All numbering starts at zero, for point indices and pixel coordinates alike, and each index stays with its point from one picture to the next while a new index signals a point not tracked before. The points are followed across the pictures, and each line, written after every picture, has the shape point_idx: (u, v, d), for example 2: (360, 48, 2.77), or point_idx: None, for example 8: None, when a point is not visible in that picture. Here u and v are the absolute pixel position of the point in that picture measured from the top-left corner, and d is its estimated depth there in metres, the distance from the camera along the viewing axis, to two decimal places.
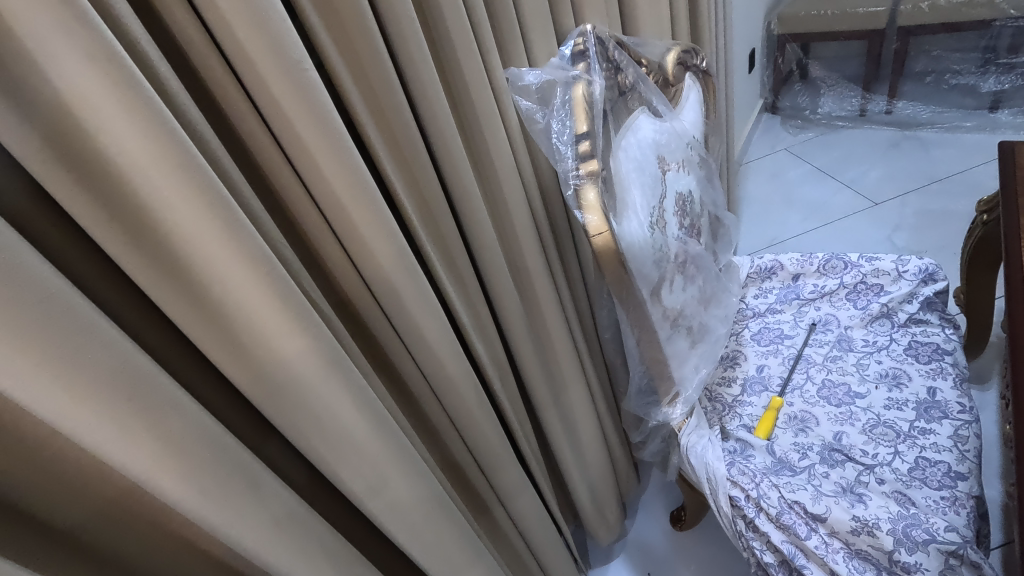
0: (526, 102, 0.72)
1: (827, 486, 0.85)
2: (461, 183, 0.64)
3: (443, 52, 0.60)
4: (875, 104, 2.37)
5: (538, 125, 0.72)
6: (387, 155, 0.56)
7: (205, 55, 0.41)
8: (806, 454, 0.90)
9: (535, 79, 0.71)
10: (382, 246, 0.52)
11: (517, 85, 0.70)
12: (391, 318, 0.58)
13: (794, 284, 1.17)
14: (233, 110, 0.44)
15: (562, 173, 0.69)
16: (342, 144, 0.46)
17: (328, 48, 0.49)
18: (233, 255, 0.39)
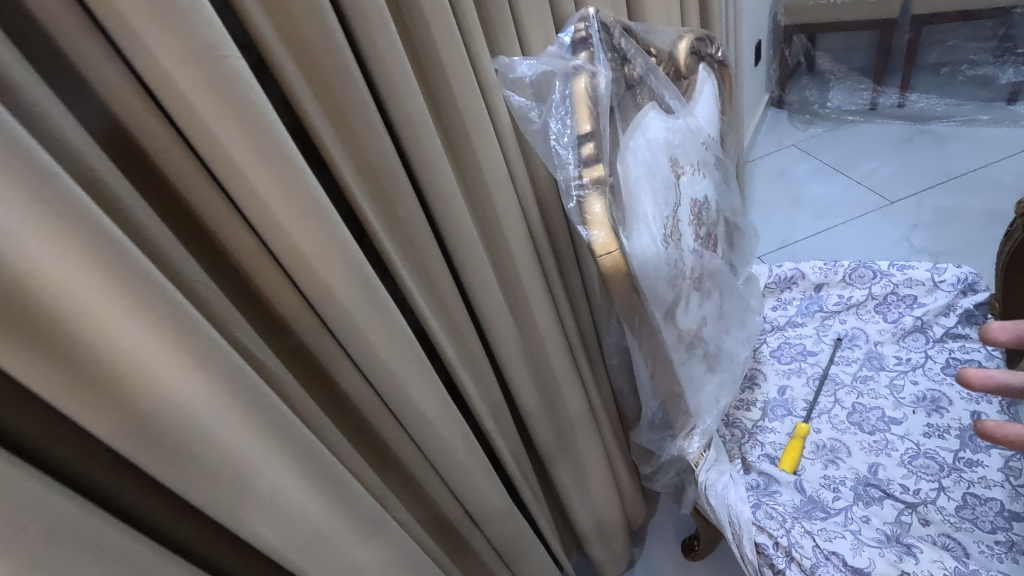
0: (519, 97, 0.61)
1: (866, 532, 0.75)
2: (442, 197, 0.54)
3: (417, 40, 0.50)
4: (887, 97, 2.26)
5: (534, 125, 0.62)
6: (350, 166, 0.46)
7: (87, 46, 0.31)
8: (839, 492, 0.80)
9: (529, 70, 0.61)
10: (337, 277, 0.42)
11: (508, 77, 0.60)
12: (357, 363, 0.48)
13: (817, 295, 1.07)
14: (132, 115, 0.34)
15: (563, 182, 0.59)
16: (279, 151, 0.37)
17: (264, 31, 0.38)
18: (131, 312, 0.31)
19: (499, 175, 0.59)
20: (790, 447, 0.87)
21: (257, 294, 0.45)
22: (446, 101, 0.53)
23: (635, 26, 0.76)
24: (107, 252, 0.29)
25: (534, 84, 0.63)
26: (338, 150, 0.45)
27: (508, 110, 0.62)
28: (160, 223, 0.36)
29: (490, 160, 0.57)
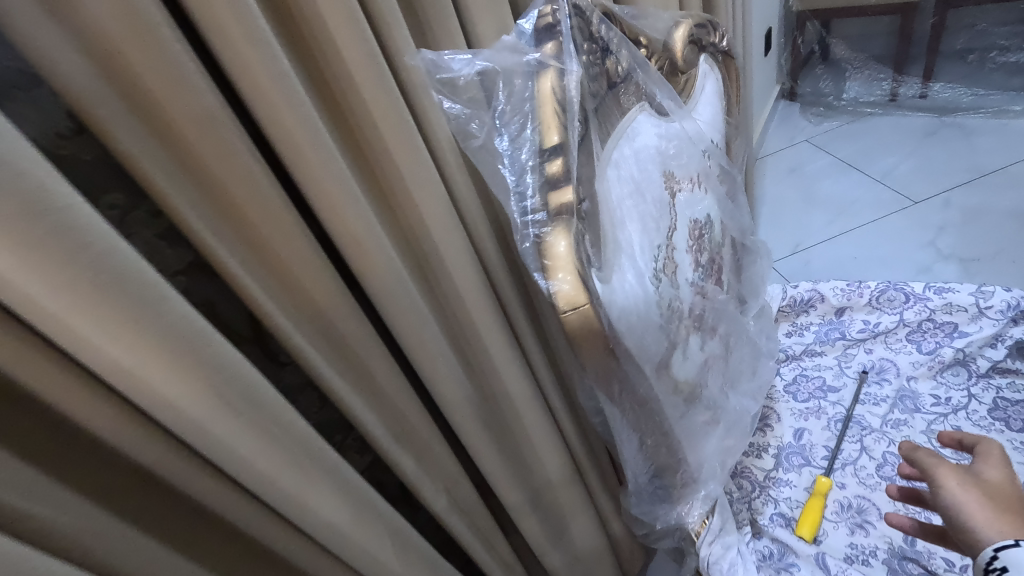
0: (456, 104, 0.48)
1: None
2: (353, 238, 0.41)
3: (305, 34, 0.37)
4: (909, 87, 2.09)
5: (476, 141, 0.49)
6: (202, 211, 0.35)
7: None
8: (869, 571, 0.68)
9: (466, 67, 0.46)
10: (159, 361, 0.31)
11: (439, 77, 0.46)
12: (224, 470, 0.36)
13: (839, 321, 0.94)
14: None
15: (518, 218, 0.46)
16: (38, 200, 0.25)
17: (8, 3, 0.25)
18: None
19: (433, 199, 0.45)
20: (809, 507, 0.74)
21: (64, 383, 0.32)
22: (355, 111, 0.40)
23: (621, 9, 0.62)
24: None
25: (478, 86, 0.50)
26: (164, 169, 0.33)
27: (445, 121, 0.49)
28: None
29: (418, 181, 0.44)
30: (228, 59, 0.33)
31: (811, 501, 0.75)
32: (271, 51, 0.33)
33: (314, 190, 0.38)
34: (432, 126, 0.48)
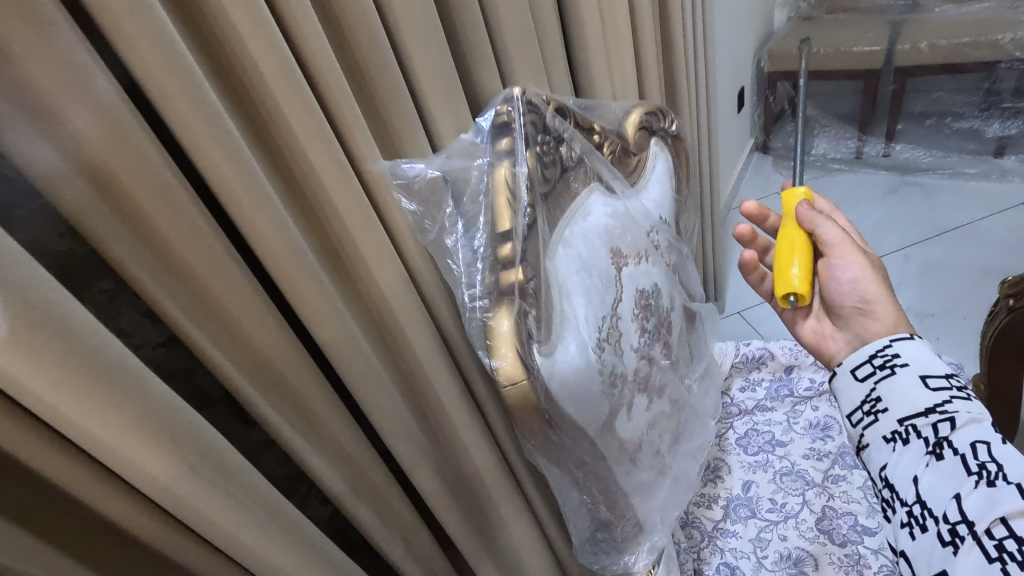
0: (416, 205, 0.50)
1: (961, 569, 0.52)
2: (320, 320, 0.44)
3: (287, 157, 0.41)
4: (873, 146, 2.18)
5: (428, 237, 0.51)
6: (230, 359, 0.41)
7: None
8: (923, 520, 0.56)
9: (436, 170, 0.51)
10: (154, 457, 0.33)
11: (402, 181, 0.48)
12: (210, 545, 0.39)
13: (788, 378, 0.99)
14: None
15: (464, 297, 0.52)
16: (51, 326, 0.28)
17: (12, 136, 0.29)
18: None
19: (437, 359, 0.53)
20: (783, 232, 0.74)
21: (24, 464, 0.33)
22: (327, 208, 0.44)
23: (574, 103, 0.69)
24: None
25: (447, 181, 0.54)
26: (142, 264, 0.34)
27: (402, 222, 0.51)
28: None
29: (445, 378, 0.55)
30: (205, 169, 0.35)
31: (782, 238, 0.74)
32: (240, 152, 0.36)
33: (333, 349, 0.46)
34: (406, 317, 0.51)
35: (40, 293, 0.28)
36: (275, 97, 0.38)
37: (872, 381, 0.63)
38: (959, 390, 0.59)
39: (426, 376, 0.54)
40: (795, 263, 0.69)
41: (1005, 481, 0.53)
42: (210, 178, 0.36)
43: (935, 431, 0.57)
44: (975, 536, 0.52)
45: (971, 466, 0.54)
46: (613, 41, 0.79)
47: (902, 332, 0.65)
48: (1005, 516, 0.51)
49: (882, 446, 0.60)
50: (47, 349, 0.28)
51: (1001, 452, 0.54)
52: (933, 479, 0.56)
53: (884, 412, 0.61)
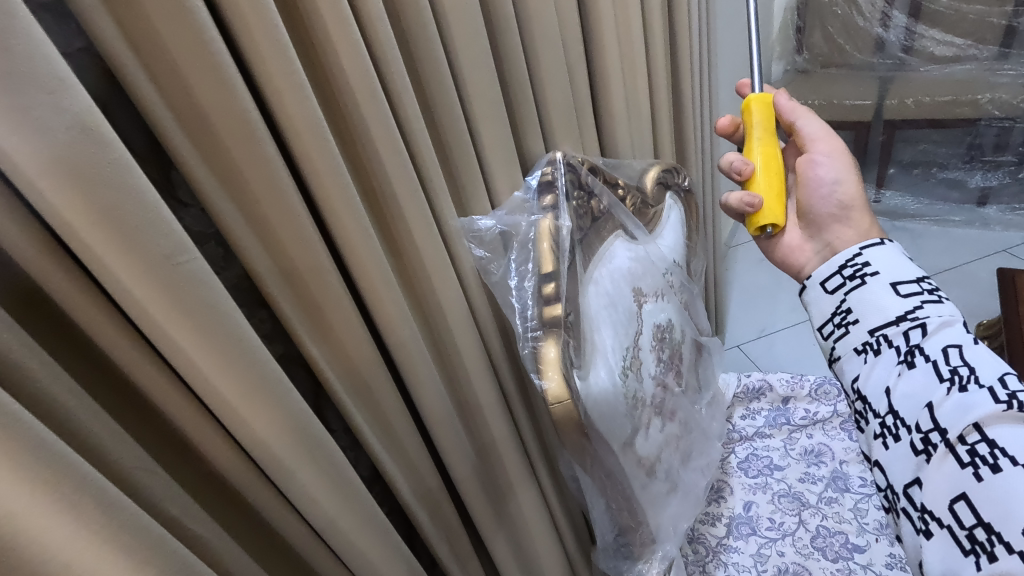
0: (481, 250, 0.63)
1: (935, 477, 0.57)
2: (399, 339, 0.54)
3: (383, 208, 0.52)
4: (864, 193, 2.26)
5: (494, 277, 0.63)
6: (331, 367, 0.51)
7: (51, 274, 0.32)
8: (897, 432, 0.60)
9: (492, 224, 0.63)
10: (286, 443, 0.42)
11: (470, 230, 0.62)
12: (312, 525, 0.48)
13: (784, 408, 1.08)
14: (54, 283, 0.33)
15: (520, 327, 0.61)
16: (235, 340, 0.38)
17: (213, 196, 0.40)
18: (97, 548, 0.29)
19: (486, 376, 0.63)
20: (766, 137, 0.72)
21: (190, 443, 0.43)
22: (408, 248, 0.54)
23: (602, 163, 0.79)
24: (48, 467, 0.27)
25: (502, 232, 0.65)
26: (281, 291, 0.46)
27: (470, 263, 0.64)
28: (80, 390, 0.34)
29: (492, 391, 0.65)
30: (331, 218, 0.46)
31: (749, 152, 0.72)
32: (358, 207, 0.47)
33: (407, 362, 0.56)
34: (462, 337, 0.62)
35: (232, 319, 0.37)
36: (383, 163, 0.49)
37: (841, 292, 0.67)
38: (929, 294, 0.63)
39: (474, 388, 0.65)
40: (768, 176, 0.70)
41: (977, 385, 0.56)
42: (334, 225, 0.47)
43: (906, 340, 0.61)
44: (949, 444, 0.56)
45: (943, 373, 0.58)
46: (633, 105, 0.91)
47: (873, 238, 0.69)
48: (980, 424, 0.55)
49: (856, 357, 0.65)
50: (234, 359, 0.38)
51: (972, 356, 0.58)
52: (906, 388, 0.60)
53: (855, 324, 0.65)
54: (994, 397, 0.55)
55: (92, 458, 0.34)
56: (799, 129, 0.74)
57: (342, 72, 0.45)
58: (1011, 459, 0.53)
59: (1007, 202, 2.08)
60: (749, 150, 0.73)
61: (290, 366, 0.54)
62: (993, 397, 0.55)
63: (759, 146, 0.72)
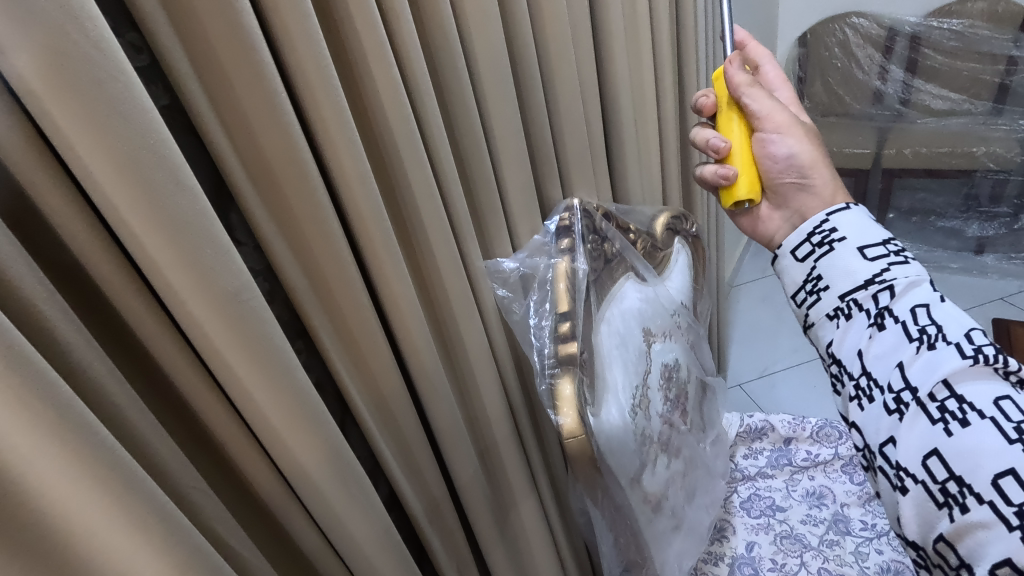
0: (503, 290, 0.68)
1: (909, 435, 0.54)
2: (422, 369, 0.58)
3: (416, 245, 0.56)
4: None
5: (515, 315, 0.68)
6: (361, 394, 0.54)
7: (129, 300, 0.36)
8: (871, 393, 0.57)
9: (514, 266, 0.69)
10: (320, 467, 0.45)
11: (495, 272, 0.67)
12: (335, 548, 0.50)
13: (786, 449, 1.11)
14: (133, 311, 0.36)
15: (539, 363, 0.64)
16: (283, 368, 0.41)
17: (270, 235, 0.44)
18: (145, 552, 0.33)
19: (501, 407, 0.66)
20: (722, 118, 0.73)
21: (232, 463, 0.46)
22: (435, 282, 0.58)
23: (615, 208, 0.84)
24: (113, 474, 0.31)
25: (522, 276, 0.70)
26: (322, 322, 0.49)
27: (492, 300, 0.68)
28: (146, 409, 0.38)
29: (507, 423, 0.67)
30: (370, 257, 0.50)
31: (727, 132, 0.71)
32: (394, 245, 0.51)
33: (429, 393, 0.59)
34: (480, 369, 0.65)
35: (282, 348, 0.41)
36: (417, 205, 0.54)
37: (812, 259, 0.63)
38: (897, 255, 0.59)
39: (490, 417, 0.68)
40: (745, 148, 0.70)
41: (945, 342, 0.54)
42: (371, 261, 0.51)
43: (876, 300, 0.58)
44: (920, 403, 0.53)
45: (911, 333, 0.55)
46: (645, 151, 0.96)
47: (839, 203, 0.65)
48: (948, 381, 0.52)
49: (828, 324, 0.62)
50: (282, 385, 0.41)
51: (940, 314, 0.55)
52: (878, 350, 0.57)
53: (825, 291, 0.62)
54: (961, 352, 0.53)
55: (153, 473, 0.37)
56: (746, 106, 0.69)
57: (386, 122, 0.49)
58: (980, 413, 0.50)
59: (1005, 251, 2.05)
60: (726, 124, 0.72)
61: (321, 392, 0.57)
62: (961, 353, 0.53)
63: (736, 128, 0.71)
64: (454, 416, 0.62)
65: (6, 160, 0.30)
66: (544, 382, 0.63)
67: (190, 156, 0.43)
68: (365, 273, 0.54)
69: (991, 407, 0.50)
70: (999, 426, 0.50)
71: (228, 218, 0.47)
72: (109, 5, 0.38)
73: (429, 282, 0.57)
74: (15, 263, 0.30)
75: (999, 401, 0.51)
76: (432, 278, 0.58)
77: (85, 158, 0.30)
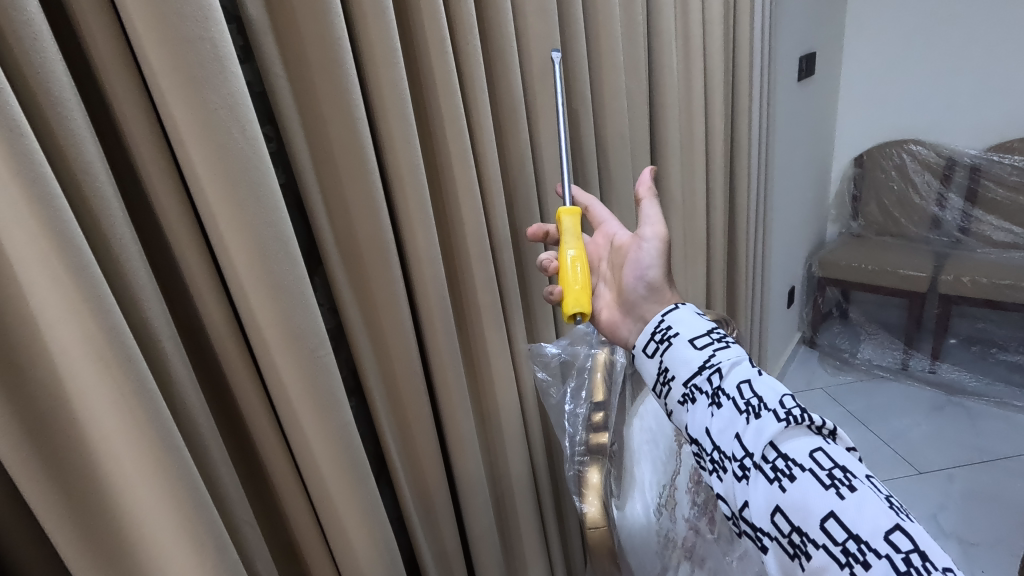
0: (542, 373, 0.72)
1: (754, 496, 0.46)
2: (457, 435, 0.61)
3: (468, 318, 0.61)
4: (918, 361, 2.03)
5: (551, 398, 0.71)
6: (398, 451, 0.57)
7: (226, 341, 0.41)
8: (722, 464, 0.49)
9: (556, 350, 0.72)
10: (354, 518, 0.48)
11: (537, 355, 0.72)
12: None
13: None
14: (227, 355, 0.42)
15: (571, 447, 0.66)
16: (338, 420, 0.45)
17: (348, 297, 0.50)
18: (185, 550, 0.35)
19: None
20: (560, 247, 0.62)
21: (277, 502, 0.50)
22: (481, 354, 0.63)
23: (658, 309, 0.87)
24: (184, 494, 0.35)
25: (561, 362, 0.72)
26: (377, 380, 0.54)
27: (533, 381, 0.74)
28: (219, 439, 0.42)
29: None
30: (427, 326, 0.56)
31: (561, 250, 0.59)
32: (448, 319, 0.56)
33: (460, 460, 0.62)
34: (511, 442, 0.68)
35: (339, 401, 0.45)
36: (474, 286, 0.59)
37: (659, 354, 0.56)
38: (722, 341, 0.54)
39: (516, 490, 0.70)
40: (578, 261, 0.57)
41: (768, 410, 0.48)
42: (427, 330, 0.56)
43: (710, 383, 0.51)
44: (755, 464, 0.46)
45: (739, 405, 0.49)
46: (691, 253, 1.02)
47: (670, 305, 0.61)
48: (773, 441, 0.46)
49: (679, 412, 0.53)
50: (334, 435, 0.45)
51: (762, 386, 0.49)
52: (717, 427, 0.49)
53: (673, 380, 0.54)
54: (776, 415, 0.47)
55: (215, 498, 0.41)
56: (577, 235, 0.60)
57: (458, 208, 0.56)
58: (802, 465, 0.45)
59: None
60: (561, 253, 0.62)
61: (364, 447, 0.61)
62: (776, 414, 0.47)
63: (569, 244, 0.58)
64: (479, 486, 0.64)
65: (163, 220, 0.38)
66: (570, 469, 0.66)
67: (294, 224, 0.51)
68: (419, 341, 0.59)
69: (808, 458, 0.45)
70: (817, 475, 0.44)
71: (313, 278, 0.53)
72: (257, 105, 0.47)
73: (478, 350, 0.63)
74: (152, 303, 0.36)
75: (815, 451, 0.45)
76: (477, 349, 0.63)
77: (221, 226, 0.37)
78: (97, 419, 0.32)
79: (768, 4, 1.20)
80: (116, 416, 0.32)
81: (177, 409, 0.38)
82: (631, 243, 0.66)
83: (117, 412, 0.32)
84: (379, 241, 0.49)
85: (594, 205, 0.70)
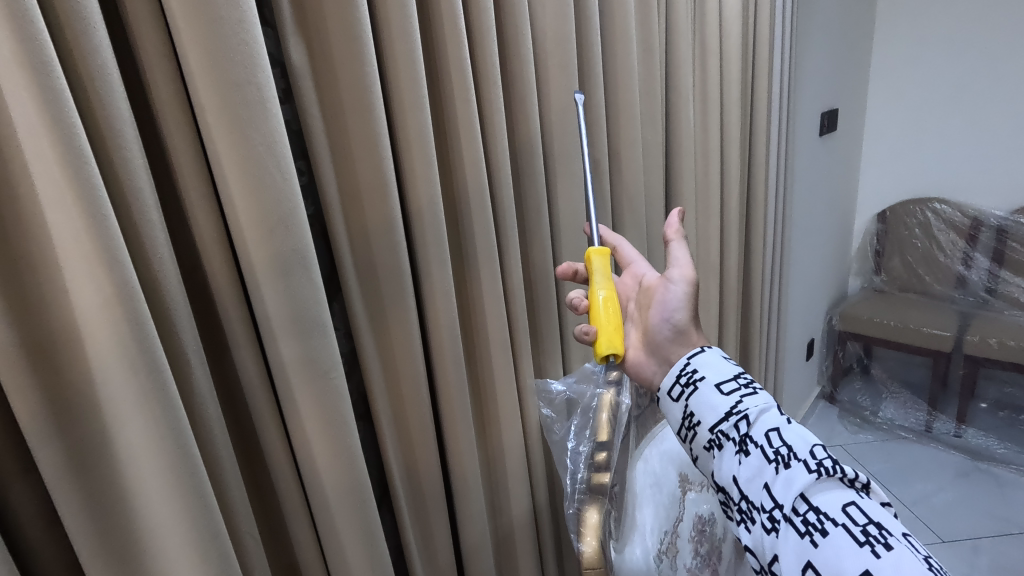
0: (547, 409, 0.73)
1: (784, 550, 0.46)
2: (461, 465, 0.62)
3: (478, 350, 0.63)
4: (943, 424, 1.97)
5: (555, 435, 0.72)
6: (402, 478, 0.58)
7: (245, 360, 0.44)
8: (750, 515, 0.49)
9: (561, 387, 0.71)
10: (354, 540, 0.49)
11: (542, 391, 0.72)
12: None
13: None
14: (246, 373, 0.44)
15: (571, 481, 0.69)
16: (344, 442, 0.47)
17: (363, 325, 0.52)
18: (190, 556, 0.37)
19: None
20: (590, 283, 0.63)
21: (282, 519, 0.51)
22: (489, 387, 0.65)
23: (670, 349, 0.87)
24: (194, 502, 0.37)
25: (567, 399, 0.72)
26: (385, 407, 0.55)
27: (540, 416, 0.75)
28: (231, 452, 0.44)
29: None
30: (437, 356, 0.58)
31: (592, 291, 0.60)
32: (458, 351, 0.58)
33: (462, 491, 0.63)
34: (513, 476, 0.69)
35: (347, 424, 0.47)
36: (486, 320, 0.61)
37: (684, 398, 0.57)
38: (748, 387, 0.55)
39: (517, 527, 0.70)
40: (609, 302, 0.58)
41: (797, 460, 0.48)
42: (437, 359, 0.58)
43: (737, 430, 0.52)
44: (786, 517, 0.47)
45: (767, 454, 0.49)
46: (704, 299, 1.03)
47: (697, 348, 0.62)
48: (804, 492, 0.47)
49: (705, 458, 0.54)
50: (340, 457, 0.47)
51: (791, 435, 0.50)
52: (744, 476, 0.50)
53: (698, 425, 0.55)
54: (806, 466, 0.47)
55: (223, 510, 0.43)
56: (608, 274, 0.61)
57: (473, 243, 0.59)
58: (835, 519, 0.45)
59: None
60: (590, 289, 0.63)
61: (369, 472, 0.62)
62: (807, 465, 0.47)
63: (599, 285, 0.59)
64: (479, 518, 0.64)
65: (201, 245, 0.41)
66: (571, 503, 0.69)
67: (319, 253, 0.54)
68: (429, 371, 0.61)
69: (841, 513, 0.45)
70: (850, 530, 0.44)
71: (333, 304, 0.56)
72: (293, 141, 0.51)
73: (487, 383, 0.65)
74: (183, 319, 0.39)
75: (848, 506, 0.45)
76: (487, 381, 0.64)
77: (250, 252, 0.40)
78: (124, 425, 0.34)
79: (788, 62, 1.24)
80: (141, 424, 0.34)
81: (196, 422, 0.40)
82: (659, 284, 0.67)
83: (143, 419, 0.34)
84: (396, 273, 0.52)
85: (622, 245, 0.72)
